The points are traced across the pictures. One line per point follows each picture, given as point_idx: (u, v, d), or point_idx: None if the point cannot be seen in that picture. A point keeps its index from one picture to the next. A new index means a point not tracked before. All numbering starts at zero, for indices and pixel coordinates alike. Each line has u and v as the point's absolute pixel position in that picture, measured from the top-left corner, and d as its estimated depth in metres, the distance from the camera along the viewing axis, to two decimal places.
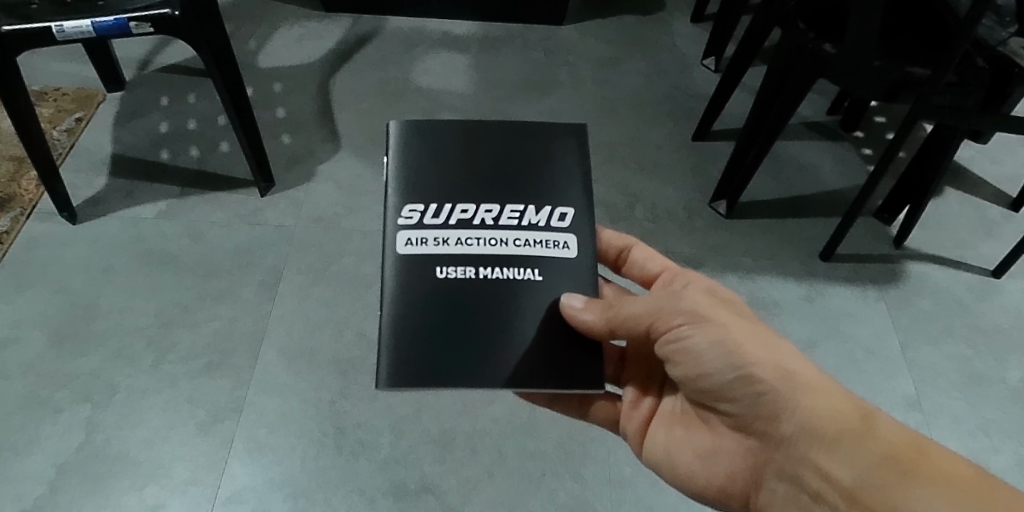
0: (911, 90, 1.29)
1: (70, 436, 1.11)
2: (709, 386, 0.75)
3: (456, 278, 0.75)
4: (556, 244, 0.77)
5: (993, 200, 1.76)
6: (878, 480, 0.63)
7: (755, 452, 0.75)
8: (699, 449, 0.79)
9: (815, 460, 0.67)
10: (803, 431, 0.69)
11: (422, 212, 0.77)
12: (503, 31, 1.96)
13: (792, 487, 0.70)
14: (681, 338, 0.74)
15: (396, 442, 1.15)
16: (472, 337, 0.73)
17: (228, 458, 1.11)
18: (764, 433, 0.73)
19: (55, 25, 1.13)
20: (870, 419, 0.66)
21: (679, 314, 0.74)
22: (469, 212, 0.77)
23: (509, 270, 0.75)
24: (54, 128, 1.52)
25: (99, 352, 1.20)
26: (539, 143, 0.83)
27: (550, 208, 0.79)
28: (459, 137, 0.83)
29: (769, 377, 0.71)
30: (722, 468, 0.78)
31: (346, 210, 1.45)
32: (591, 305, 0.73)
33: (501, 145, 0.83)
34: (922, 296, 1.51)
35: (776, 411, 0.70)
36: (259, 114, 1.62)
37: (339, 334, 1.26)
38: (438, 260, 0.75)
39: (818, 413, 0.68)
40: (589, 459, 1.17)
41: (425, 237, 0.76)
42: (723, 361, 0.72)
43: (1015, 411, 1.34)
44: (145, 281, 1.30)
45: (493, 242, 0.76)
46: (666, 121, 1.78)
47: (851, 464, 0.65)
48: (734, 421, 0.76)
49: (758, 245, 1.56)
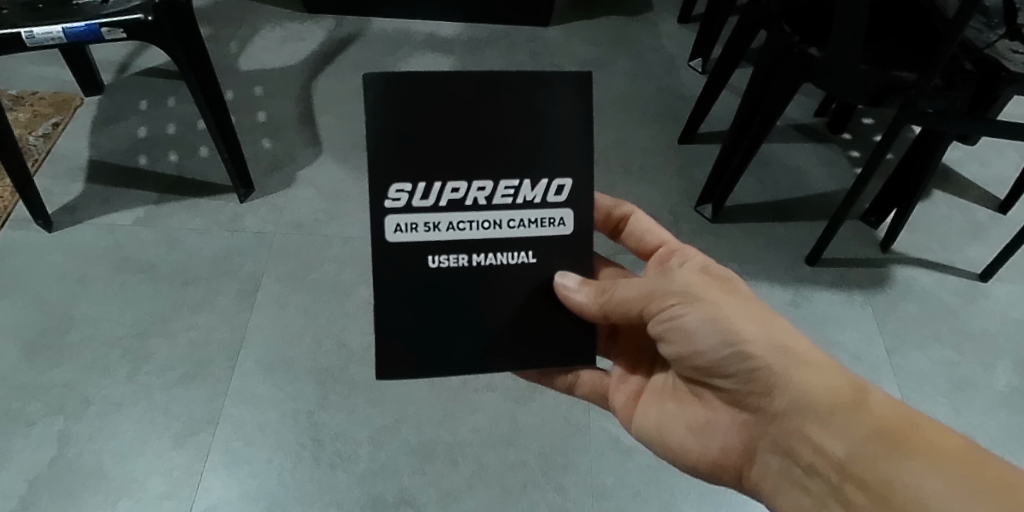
0: (899, 94, 1.28)
1: (42, 450, 1.10)
2: (702, 362, 0.75)
3: (448, 266, 0.73)
4: (551, 221, 0.74)
5: (981, 203, 1.75)
6: (870, 453, 0.62)
7: (749, 426, 0.73)
8: (692, 423, 0.78)
9: (808, 433, 0.66)
10: (796, 406, 0.68)
11: (410, 193, 0.70)
12: (489, 33, 1.94)
13: (785, 460, 0.69)
14: (674, 317, 0.73)
15: (375, 453, 1.14)
16: (465, 322, 0.75)
17: (204, 471, 1.09)
18: (758, 407, 0.72)
19: (25, 31, 1.11)
20: (863, 394, 0.66)
21: (671, 294, 0.73)
22: (461, 191, 0.71)
23: (502, 255, 0.74)
24: (30, 133, 1.50)
25: (74, 363, 1.19)
26: (537, 95, 0.71)
27: (548, 180, 0.72)
28: (448, 87, 0.69)
29: (761, 353, 0.70)
30: (716, 443, 0.76)
31: (327, 216, 1.43)
32: (585, 286, 0.74)
33: (495, 99, 0.70)
34: (908, 300, 1.51)
35: (770, 386, 0.70)
36: (240, 118, 1.60)
37: (318, 343, 1.25)
38: (430, 247, 0.72)
39: (811, 387, 0.68)
40: (571, 469, 1.16)
41: (415, 223, 0.71)
42: (716, 339, 0.72)
43: (1001, 417, 1.34)
44: (120, 290, 1.28)
45: (487, 225, 0.72)
46: (652, 123, 1.77)
47: (844, 437, 0.64)
48: (728, 397, 0.75)
49: (744, 250, 1.54)
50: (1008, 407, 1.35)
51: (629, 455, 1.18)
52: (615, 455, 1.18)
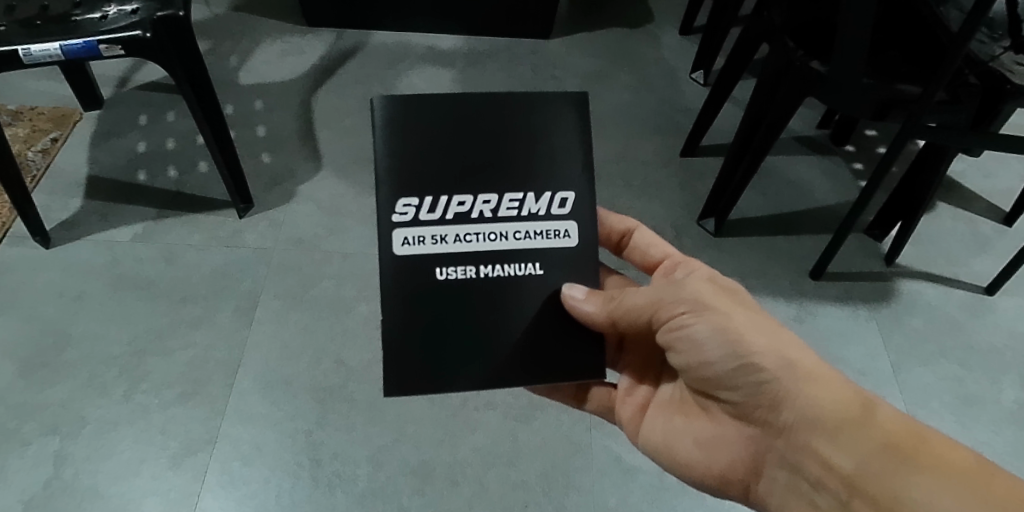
0: (902, 107, 1.27)
1: (38, 470, 1.08)
2: (709, 374, 0.73)
3: (456, 279, 0.71)
4: (556, 233, 0.72)
5: (986, 215, 1.74)
6: (878, 468, 0.62)
7: (756, 440, 0.72)
8: (700, 437, 0.77)
9: (816, 448, 0.66)
10: (804, 420, 0.67)
11: (417, 207, 0.69)
12: (489, 46, 1.93)
13: (793, 476, 0.68)
14: (683, 327, 0.72)
15: (374, 474, 1.12)
16: (473, 336, 0.72)
17: (201, 491, 1.08)
18: (766, 421, 0.71)
19: (22, 48, 1.10)
20: (870, 407, 0.65)
21: (681, 303, 0.72)
22: (467, 203, 0.69)
23: (509, 267, 0.72)
24: (28, 148, 1.49)
25: (70, 381, 1.17)
26: (539, 112, 0.71)
27: (552, 193, 0.71)
28: (452, 107, 0.69)
29: (770, 366, 0.69)
30: (722, 457, 0.75)
31: (326, 232, 1.42)
32: (592, 296, 0.72)
33: (499, 116, 0.70)
34: (913, 315, 1.49)
35: (778, 400, 0.68)
36: (240, 132, 1.60)
37: (317, 362, 1.23)
38: (437, 260, 0.70)
39: (819, 401, 0.67)
40: (572, 489, 1.14)
41: (422, 236, 0.69)
42: (725, 350, 0.70)
43: (1009, 434, 1.32)
44: (118, 308, 1.27)
45: (493, 237, 0.70)
46: (654, 136, 1.76)
47: (851, 452, 0.64)
48: (734, 409, 0.73)
49: (747, 263, 1.53)
50: (1015, 424, 1.33)
51: (632, 475, 1.17)
52: (618, 474, 1.17)
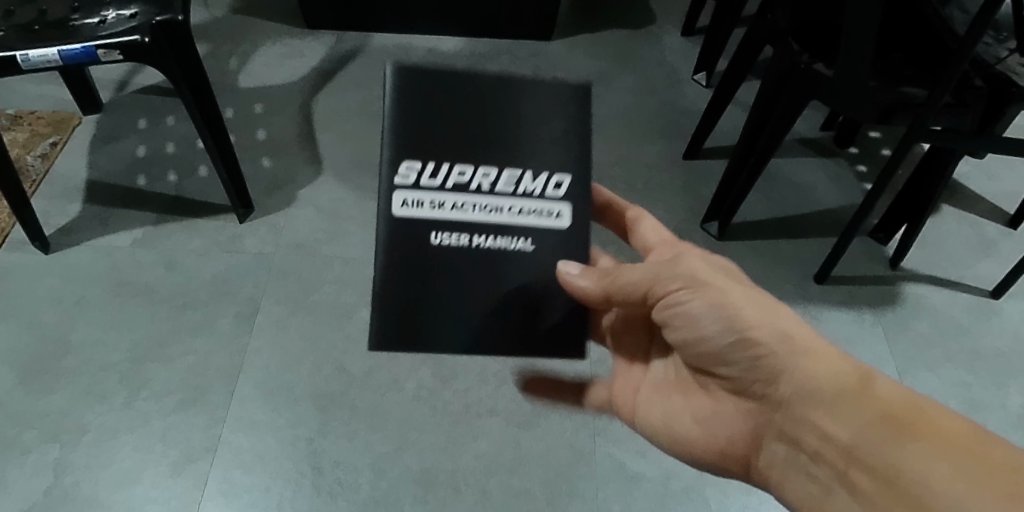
0: (907, 112, 1.26)
1: (38, 479, 1.07)
2: (707, 350, 0.73)
3: (451, 245, 0.70)
4: (549, 214, 0.71)
5: (990, 217, 1.73)
6: (876, 438, 0.60)
7: (755, 414, 0.71)
8: (699, 414, 0.76)
9: (814, 421, 0.64)
10: (802, 393, 0.65)
11: (419, 171, 0.67)
12: (490, 48, 1.92)
13: (791, 448, 0.67)
14: (679, 303, 0.72)
15: (376, 482, 1.11)
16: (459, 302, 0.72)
17: (202, 500, 1.07)
18: (762, 395, 0.70)
19: (20, 53, 1.10)
20: (867, 381, 0.64)
21: (676, 279, 0.72)
22: (467, 174, 0.68)
23: (503, 239, 0.71)
24: (28, 153, 1.48)
25: (70, 389, 1.16)
26: (540, 89, 0.69)
27: (548, 174, 0.70)
28: (456, 80, 0.67)
29: (766, 340, 0.68)
30: (721, 433, 0.75)
31: (327, 236, 1.41)
32: (587, 272, 0.71)
33: (501, 90, 0.68)
34: (918, 319, 1.48)
35: (774, 373, 0.67)
36: (240, 136, 1.59)
37: (319, 368, 1.22)
38: (434, 224, 0.69)
39: (817, 375, 0.65)
40: (576, 497, 1.13)
41: (422, 200, 0.68)
42: (720, 326, 0.70)
43: (1016, 440, 1.31)
44: (118, 314, 1.26)
45: (489, 209, 0.69)
46: (657, 139, 1.75)
47: (850, 423, 0.62)
48: (731, 385, 0.73)
49: (751, 267, 1.51)
50: None
51: (635, 482, 1.16)
52: (622, 481, 1.16)
